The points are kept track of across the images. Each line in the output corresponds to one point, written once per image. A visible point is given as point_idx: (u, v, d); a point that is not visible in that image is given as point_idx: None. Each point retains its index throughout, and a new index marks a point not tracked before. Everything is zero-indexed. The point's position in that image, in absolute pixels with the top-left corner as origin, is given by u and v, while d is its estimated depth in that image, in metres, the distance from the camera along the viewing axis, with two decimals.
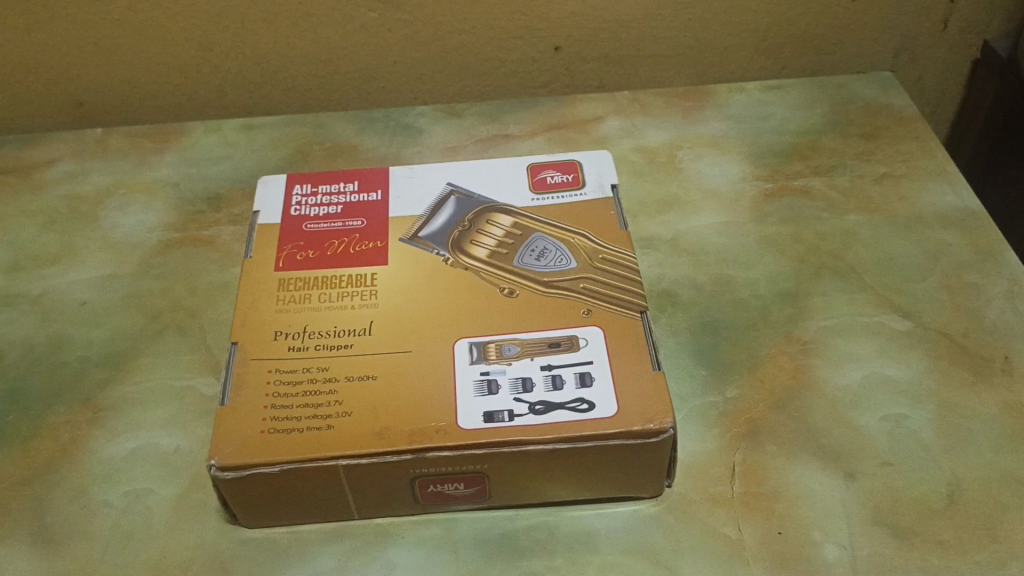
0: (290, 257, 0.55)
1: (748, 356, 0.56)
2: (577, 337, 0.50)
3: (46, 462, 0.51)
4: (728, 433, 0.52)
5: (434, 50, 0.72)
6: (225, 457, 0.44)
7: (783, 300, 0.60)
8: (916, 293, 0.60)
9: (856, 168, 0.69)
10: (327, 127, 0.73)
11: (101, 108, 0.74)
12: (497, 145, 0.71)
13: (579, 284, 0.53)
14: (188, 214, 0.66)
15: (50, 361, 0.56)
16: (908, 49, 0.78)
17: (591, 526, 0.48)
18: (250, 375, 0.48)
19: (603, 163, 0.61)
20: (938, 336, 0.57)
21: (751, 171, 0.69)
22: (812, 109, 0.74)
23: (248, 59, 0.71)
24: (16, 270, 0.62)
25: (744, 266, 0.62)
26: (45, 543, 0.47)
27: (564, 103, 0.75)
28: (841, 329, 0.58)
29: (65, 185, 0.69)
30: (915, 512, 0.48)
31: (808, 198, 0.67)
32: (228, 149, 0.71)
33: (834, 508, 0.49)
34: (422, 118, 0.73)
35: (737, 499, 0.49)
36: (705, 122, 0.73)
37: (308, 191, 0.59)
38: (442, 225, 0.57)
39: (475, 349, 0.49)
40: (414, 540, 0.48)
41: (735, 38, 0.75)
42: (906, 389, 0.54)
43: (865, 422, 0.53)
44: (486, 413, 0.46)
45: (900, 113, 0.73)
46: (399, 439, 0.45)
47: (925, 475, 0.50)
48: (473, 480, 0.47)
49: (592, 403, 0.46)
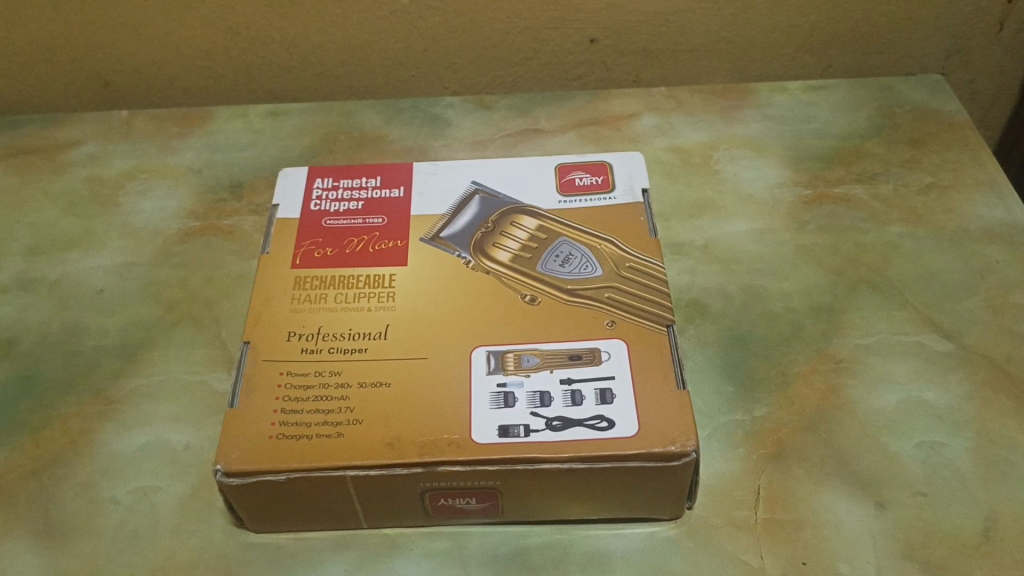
0: (307, 254, 0.53)
1: (779, 373, 0.54)
2: (599, 350, 0.48)
3: (56, 454, 0.50)
4: (754, 454, 0.50)
5: (465, 39, 0.70)
6: (232, 463, 0.43)
7: (818, 314, 0.57)
8: (958, 312, 0.57)
9: (901, 176, 0.66)
10: (353, 116, 0.71)
11: (127, 89, 0.73)
12: (527, 140, 0.69)
13: (604, 293, 0.51)
14: (209, 202, 0.65)
15: (64, 349, 0.56)
16: (960, 51, 0.74)
17: (607, 547, 0.47)
18: (261, 377, 0.47)
19: (635, 165, 0.59)
20: (980, 359, 0.54)
21: (790, 177, 0.66)
22: (858, 112, 0.71)
23: (275, 43, 0.69)
24: (34, 254, 0.62)
25: (779, 278, 0.59)
26: (51, 537, 0.47)
27: (598, 98, 0.72)
28: (877, 348, 0.55)
29: (87, 167, 0.68)
30: (948, 546, 0.46)
31: (848, 206, 0.64)
32: (253, 136, 0.70)
33: (862, 539, 0.47)
34: (451, 109, 0.72)
35: (760, 526, 0.47)
36: (744, 123, 0.70)
37: (329, 185, 0.58)
38: (465, 225, 0.55)
39: (492, 358, 0.48)
40: (422, 552, 0.46)
41: (780, 34, 0.71)
42: (944, 414, 0.52)
43: (899, 448, 0.50)
44: (501, 428, 0.45)
45: (950, 118, 0.70)
46: (410, 452, 0.43)
47: (960, 508, 0.48)
48: (486, 496, 0.45)
49: (612, 421, 0.45)
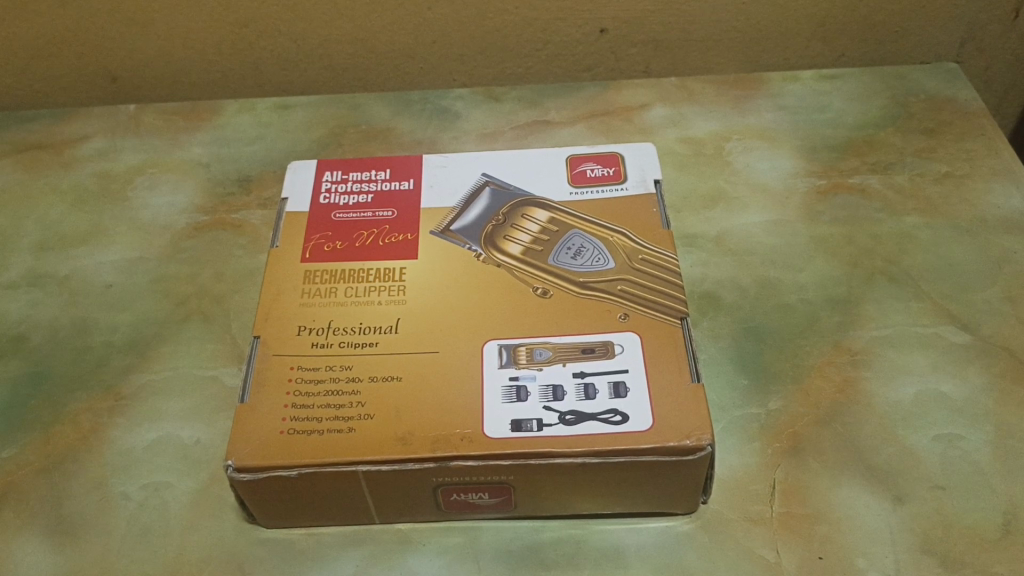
0: (317, 248, 0.53)
1: (794, 365, 0.53)
2: (613, 343, 0.47)
3: (66, 450, 0.50)
4: (769, 448, 0.50)
5: (473, 30, 0.69)
6: (243, 458, 0.43)
7: (833, 306, 0.56)
8: (975, 303, 0.56)
9: (916, 166, 0.65)
10: (362, 109, 0.71)
11: (135, 84, 0.72)
12: (537, 132, 0.68)
13: (617, 285, 0.50)
14: (218, 196, 0.65)
15: (74, 345, 0.55)
16: (976, 39, 0.73)
17: (622, 542, 0.46)
18: (271, 372, 0.47)
19: (646, 155, 0.58)
20: (999, 350, 0.53)
21: (804, 167, 0.65)
22: (872, 101, 0.70)
23: (283, 36, 0.69)
24: (43, 249, 0.62)
25: (793, 269, 0.59)
26: (62, 535, 0.47)
27: (608, 89, 0.71)
28: (894, 340, 0.54)
29: (96, 162, 0.68)
30: (968, 541, 0.45)
31: (864, 197, 0.63)
32: (260, 130, 0.69)
33: (880, 534, 0.46)
34: (460, 102, 0.71)
35: (776, 521, 0.47)
36: (756, 113, 0.69)
37: (338, 178, 0.58)
38: (476, 217, 0.54)
39: (504, 352, 0.47)
40: (435, 548, 0.46)
41: (793, 23, 0.70)
42: (962, 407, 0.51)
43: (916, 441, 0.50)
44: (514, 422, 0.44)
45: (966, 107, 0.69)
46: (422, 447, 0.43)
47: (980, 502, 0.47)
48: (498, 491, 0.45)
49: (626, 415, 0.44)
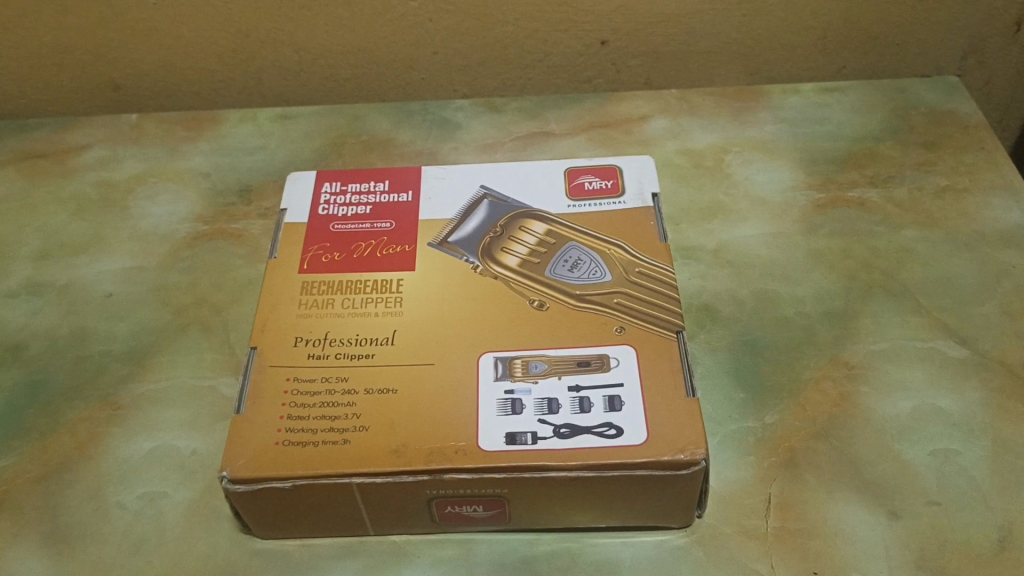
0: (315, 259, 0.53)
1: (790, 380, 0.53)
2: (608, 356, 0.47)
3: (63, 459, 0.50)
4: (765, 462, 0.50)
5: (475, 41, 0.69)
6: (237, 470, 0.43)
7: (830, 319, 0.56)
8: (973, 318, 0.56)
9: (915, 179, 0.65)
10: (363, 119, 0.71)
11: (137, 93, 0.73)
12: (536, 143, 0.68)
13: (613, 299, 0.50)
14: (218, 206, 0.65)
15: (73, 354, 0.56)
16: (976, 51, 0.73)
17: (616, 556, 0.46)
18: (267, 384, 0.47)
19: (645, 168, 0.58)
20: (996, 365, 0.53)
21: (803, 180, 0.65)
22: (872, 114, 0.70)
23: (285, 46, 0.69)
24: (44, 258, 0.62)
25: (791, 282, 0.59)
26: (58, 544, 0.47)
27: (609, 100, 0.72)
28: (891, 354, 0.54)
29: (98, 171, 0.68)
30: (963, 556, 0.45)
31: (862, 210, 0.63)
32: (262, 140, 0.70)
33: (875, 549, 0.46)
34: (460, 113, 0.71)
35: (771, 535, 0.46)
36: (756, 125, 0.70)
37: (337, 189, 0.58)
38: (474, 229, 0.55)
39: (500, 365, 0.47)
40: (430, 560, 0.46)
41: (793, 36, 0.70)
42: (958, 422, 0.51)
43: (912, 456, 0.49)
44: (509, 435, 0.44)
45: (965, 120, 0.69)
46: (417, 459, 0.43)
47: (975, 518, 0.47)
48: (493, 504, 0.45)
49: (620, 428, 0.44)
